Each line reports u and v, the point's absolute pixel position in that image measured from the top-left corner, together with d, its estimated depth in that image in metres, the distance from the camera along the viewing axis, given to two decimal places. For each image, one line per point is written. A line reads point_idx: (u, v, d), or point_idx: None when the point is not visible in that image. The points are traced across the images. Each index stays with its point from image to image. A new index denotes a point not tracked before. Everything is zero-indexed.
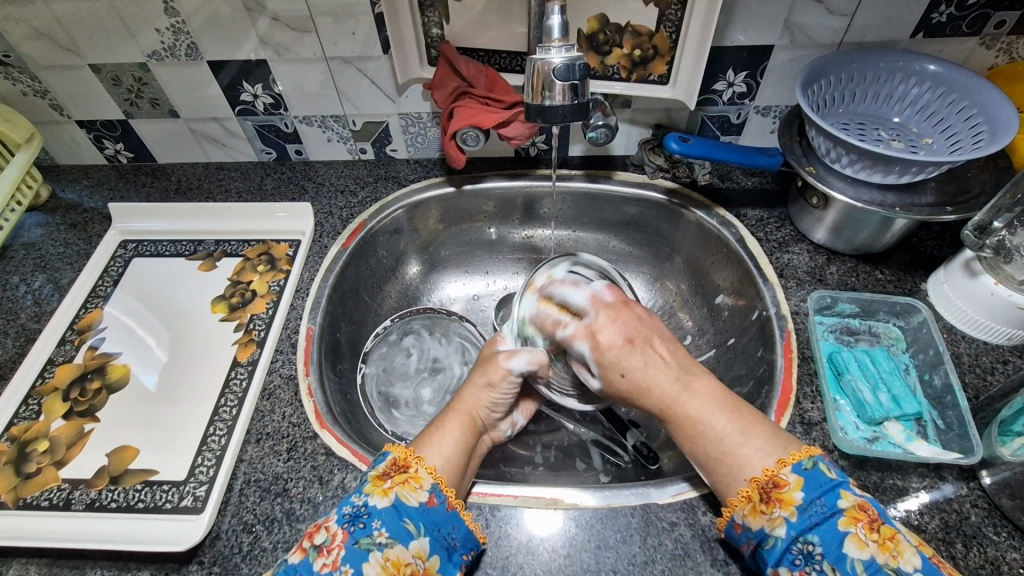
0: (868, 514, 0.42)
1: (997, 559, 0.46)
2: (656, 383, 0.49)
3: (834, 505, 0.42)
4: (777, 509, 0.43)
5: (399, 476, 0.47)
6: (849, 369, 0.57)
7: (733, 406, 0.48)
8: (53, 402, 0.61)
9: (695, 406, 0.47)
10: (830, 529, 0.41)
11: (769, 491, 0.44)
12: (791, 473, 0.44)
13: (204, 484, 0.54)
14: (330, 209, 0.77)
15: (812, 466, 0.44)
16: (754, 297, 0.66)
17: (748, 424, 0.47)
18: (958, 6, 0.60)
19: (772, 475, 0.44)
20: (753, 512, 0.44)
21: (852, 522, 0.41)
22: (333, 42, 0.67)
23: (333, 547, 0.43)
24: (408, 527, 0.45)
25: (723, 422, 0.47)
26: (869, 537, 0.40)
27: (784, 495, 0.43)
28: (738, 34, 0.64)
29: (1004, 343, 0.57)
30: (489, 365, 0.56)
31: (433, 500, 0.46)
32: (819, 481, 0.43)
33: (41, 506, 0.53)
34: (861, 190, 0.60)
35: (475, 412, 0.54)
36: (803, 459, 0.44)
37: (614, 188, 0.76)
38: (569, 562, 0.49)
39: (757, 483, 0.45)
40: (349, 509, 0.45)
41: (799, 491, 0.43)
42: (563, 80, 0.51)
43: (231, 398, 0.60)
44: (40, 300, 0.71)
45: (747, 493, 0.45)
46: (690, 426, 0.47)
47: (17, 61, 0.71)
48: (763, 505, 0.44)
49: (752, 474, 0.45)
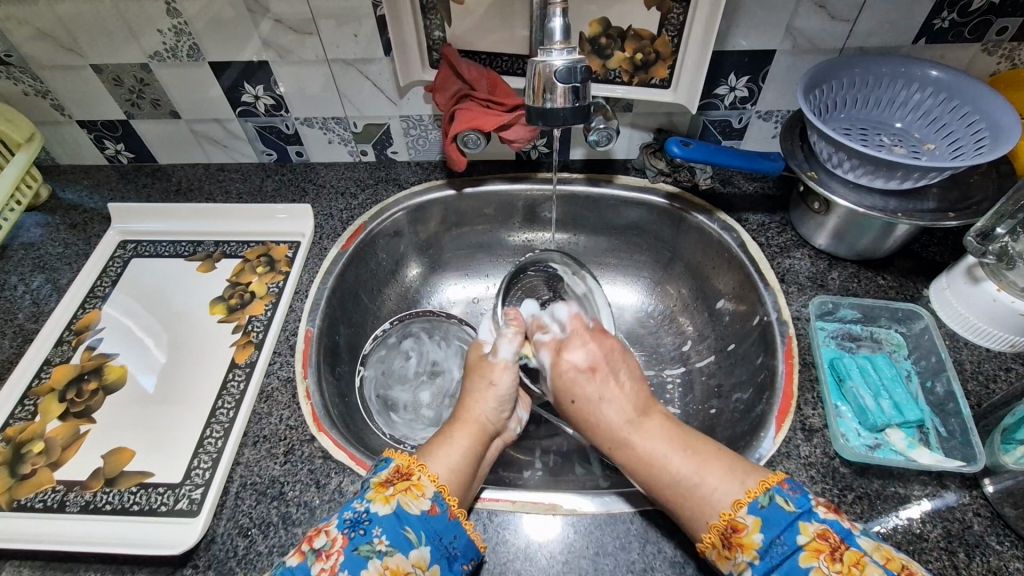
0: (830, 543, 0.41)
1: (1000, 569, 0.45)
2: (609, 415, 0.54)
3: (794, 542, 0.42)
4: (740, 554, 0.43)
5: (402, 484, 0.47)
6: (850, 375, 0.56)
7: (687, 443, 0.50)
8: (49, 403, 0.61)
9: (647, 447, 0.50)
10: (792, 568, 0.41)
11: (729, 536, 0.44)
12: (748, 515, 0.44)
13: (199, 487, 0.53)
14: (330, 211, 0.77)
15: (768, 503, 0.44)
16: (755, 302, 0.65)
17: (703, 461, 0.48)
18: (960, 13, 0.60)
19: (729, 520, 0.44)
20: (720, 557, 0.44)
21: (814, 555, 0.41)
22: (334, 44, 0.67)
23: (332, 552, 0.43)
24: (408, 535, 0.44)
25: (678, 461, 0.48)
26: (832, 568, 0.40)
27: (744, 540, 0.43)
28: (740, 39, 0.64)
29: (1006, 350, 0.57)
30: (485, 368, 0.58)
31: (435, 508, 0.46)
32: (778, 518, 0.43)
33: (35, 508, 0.53)
34: (862, 196, 0.60)
35: (484, 420, 0.54)
36: (758, 497, 0.44)
37: (615, 192, 0.76)
38: (567, 569, 0.48)
39: (717, 529, 0.44)
40: (350, 515, 0.45)
41: (757, 533, 0.43)
42: (563, 82, 0.51)
43: (228, 400, 0.59)
44: (38, 299, 0.71)
45: (709, 539, 0.44)
46: (642, 465, 0.50)
47: (19, 61, 0.71)
48: (727, 550, 0.44)
49: (711, 520, 0.45)
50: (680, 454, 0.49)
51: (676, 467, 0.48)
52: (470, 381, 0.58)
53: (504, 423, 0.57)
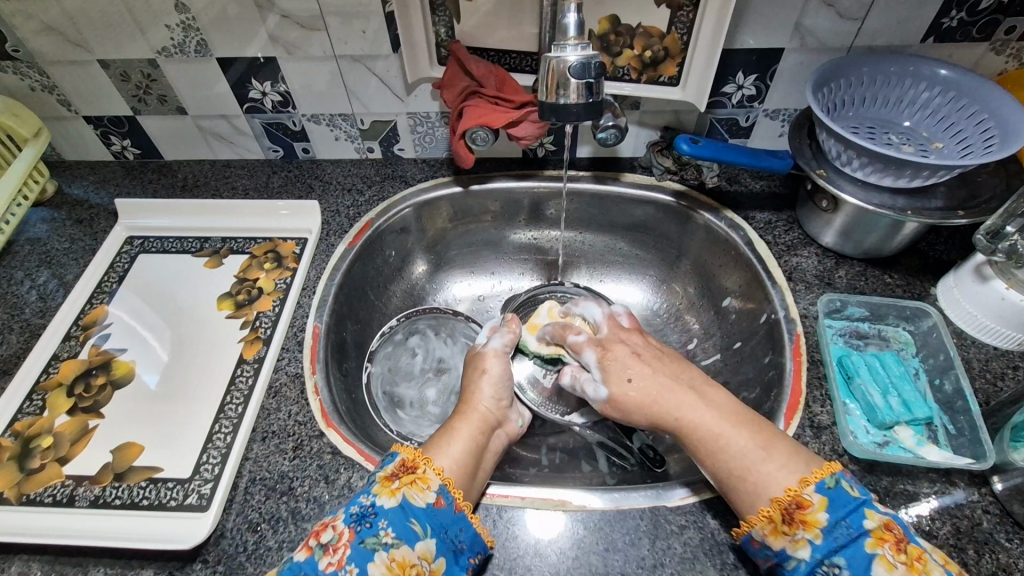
0: (894, 534, 0.41)
1: (1009, 565, 0.45)
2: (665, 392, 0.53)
3: (860, 526, 0.42)
4: (800, 531, 0.43)
5: (407, 477, 0.47)
6: (858, 373, 0.56)
7: (746, 420, 0.49)
8: (57, 398, 0.61)
9: (708, 418, 0.50)
10: (856, 552, 0.41)
11: (792, 512, 0.44)
12: (814, 493, 0.44)
13: (208, 482, 0.53)
14: (337, 207, 0.77)
15: (835, 485, 0.44)
16: (763, 300, 0.65)
17: (770, 440, 0.47)
18: (969, 12, 0.60)
19: (795, 496, 0.44)
20: (775, 532, 0.44)
21: (878, 543, 0.41)
22: (343, 40, 0.67)
23: (340, 546, 0.43)
24: (415, 528, 0.44)
25: (740, 438, 0.48)
26: (897, 559, 0.40)
27: (809, 517, 0.43)
28: (748, 37, 0.64)
29: (1014, 348, 0.57)
30: (481, 359, 0.61)
31: (441, 501, 0.46)
32: (843, 501, 0.43)
33: (44, 502, 0.53)
34: (871, 194, 0.60)
35: (484, 411, 0.56)
36: (825, 478, 0.44)
37: (621, 190, 0.76)
38: (577, 564, 0.48)
39: (778, 504, 0.44)
40: (357, 509, 0.45)
41: (823, 512, 0.43)
42: (577, 78, 0.51)
43: (237, 395, 0.59)
44: (45, 295, 0.70)
45: (767, 512, 0.44)
46: (710, 439, 0.49)
47: (26, 56, 0.71)
48: (786, 526, 0.44)
49: (773, 495, 0.45)
50: (738, 431, 0.48)
51: (738, 446, 0.47)
52: (466, 375, 0.60)
53: (506, 413, 0.58)
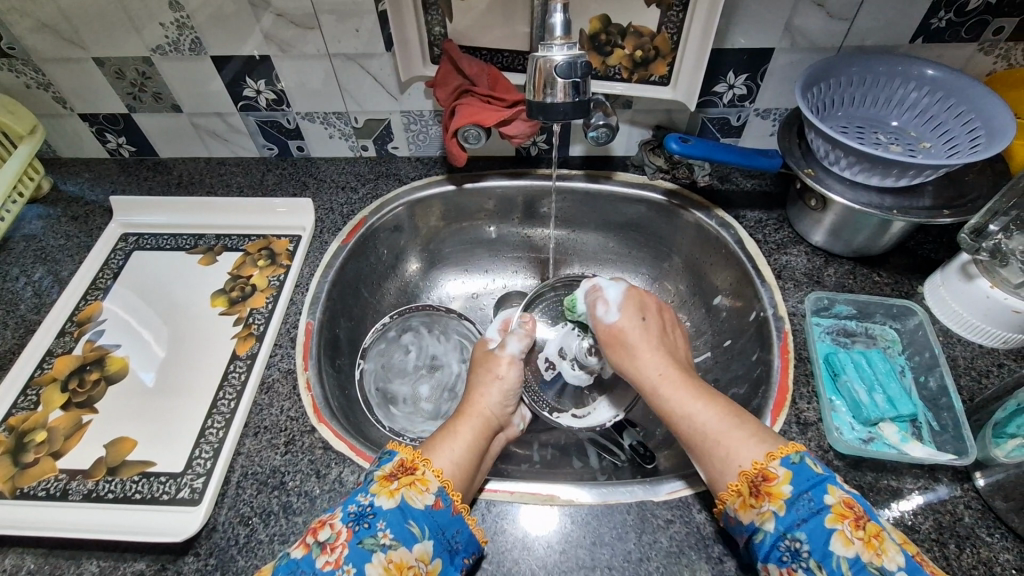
0: (855, 512, 0.41)
1: (990, 560, 0.46)
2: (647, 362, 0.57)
3: (822, 501, 0.42)
4: (766, 504, 0.43)
5: (406, 479, 0.47)
6: (845, 369, 0.57)
7: (711, 396, 0.52)
8: (51, 394, 0.61)
9: (674, 398, 0.53)
10: (816, 526, 0.41)
11: (758, 485, 0.44)
12: (780, 466, 0.44)
13: (201, 476, 0.54)
14: (331, 205, 0.77)
15: (799, 461, 0.44)
16: (752, 298, 0.66)
17: (727, 412, 0.50)
18: (957, 12, 0.60)
19: (760, 469, 0.45)
20: (744, 506, 0.44)
21: (839, 519, 0.41)
22: (336, 39, 0.67)
23: (337, 545, 0.43)
24: (413, 530, 0.45)
25: (701, 412, 0.50)
26: (856, 535, 0.40)
27: (773, 489, 0.44)
28: (739, 37, 0.65)
29: (999, 346, 0.58)
30: (492, 362, 0.61)
31: (439, 503, 0.46)
32: (807, 476, 0.43)
33: (38, 496, 0.53)
34: (858, 193, 0.61)
35: (487, 413, 0.57)
36: (790, 454, 0.45)
37: (614, 188, 0.76)
38: (564, 558, 0.49)
39: (746, 476, 0.45)
40: (354, 508, 0.45)
41: (788, 485, 0.43)
42: (563, 77, 0.51)
43: (230, 391, 0.60)
44: (40, 291, 0.71)
45: (737, 486, 0.45)
46: (676, 417, 0.52)
47: (21, 53, 0.71)
48: (753, 499, 0.44)
49: (742, 468, 0.46)
50: (704, 406, 0.51)
51: (703, 419, 0.50)
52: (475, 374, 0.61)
53: (509, 418, 0.59)
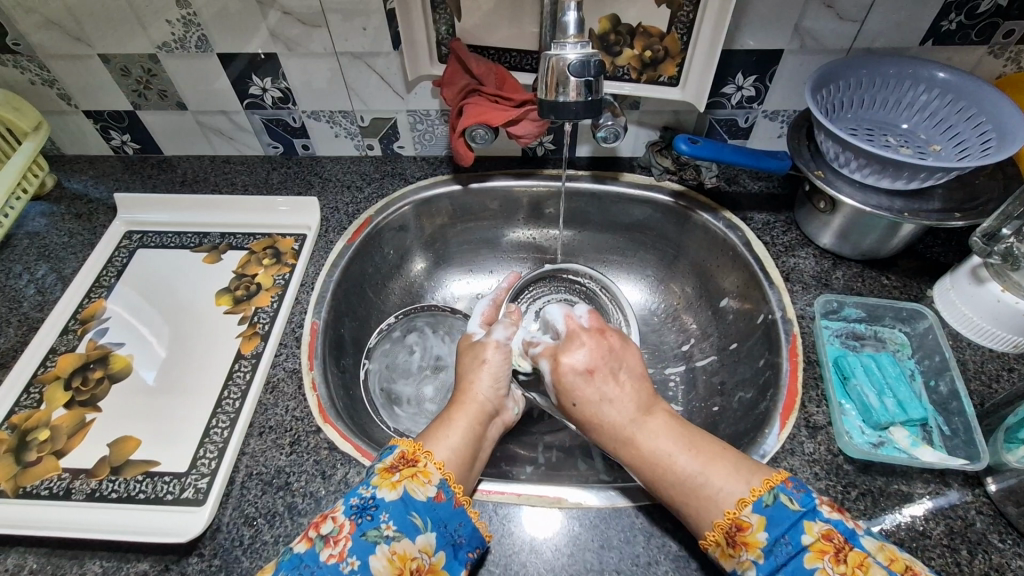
0: (834, 544, 0.41)
1: (1002, 566, 0.46)
2: (613, 417, 0.53)
3: (799, 542, 0.42)
4: (744, 553, 0.43)
5: (408, 470, 0.47)
6: (855, 373, 0.56)
7: (689, 439, 0.50)
8: (54, 391, 0.61)
9: (653, 447, 0.50)
10: (798, 567, 0.41)
11: (734, 534, 0.44)
12: (752, 513, 0.44)
13: (205, 476, 0.53)
14: (336, 204, 0.77)
15: (773, 501, 0.44)
16: (760, 300, 0.66)
17: (711, 459, 0.48)
18: (968, 14, 0.60)
19: (733, 518, 0.44)
20: (724, 555, 0.44)
21: (819, 556, 0.41)
22: (344, 37, 0.67)
23: (340, 538, 0.43)
24: (415, 522, 0.44)
25: (684, 461, 0.48)
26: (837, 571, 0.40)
27: (748, 539, 0.43)
28: (748, 39, 0.64)
29: (1009, 350, 0.57)
30: (478, 348, 0.61)
31: (441, 495, 0.46)
32: (783, 517, 0.43)
33: (40, 495, 0.53)
34: (869, 195, 0.60)
35: (482, 400, 0.56)
36: (763, 495, 0.44)
37: (620, 189, 0.76)
38: (572, 561, 0.48)
39: (720, 527, 0.44)
40: (356, 501, 0.45)
41: (762, 532, 0.43)
42: (576, 76, 0.51)
43: (234, 390, 0.59)
44: (43, 289, 0.70)
45: (714, 537, 0.45)
46: (652, 465, 0.49)
47: (27, 49, 0.71)
48: (731, 549, 0.44)
49: (715, 520, 0.45)
50: (682, 453, 0.48)
51: (680, 466, 0.48)
52: (463, 365, 0.60)
53: (503, 403, 0.58)
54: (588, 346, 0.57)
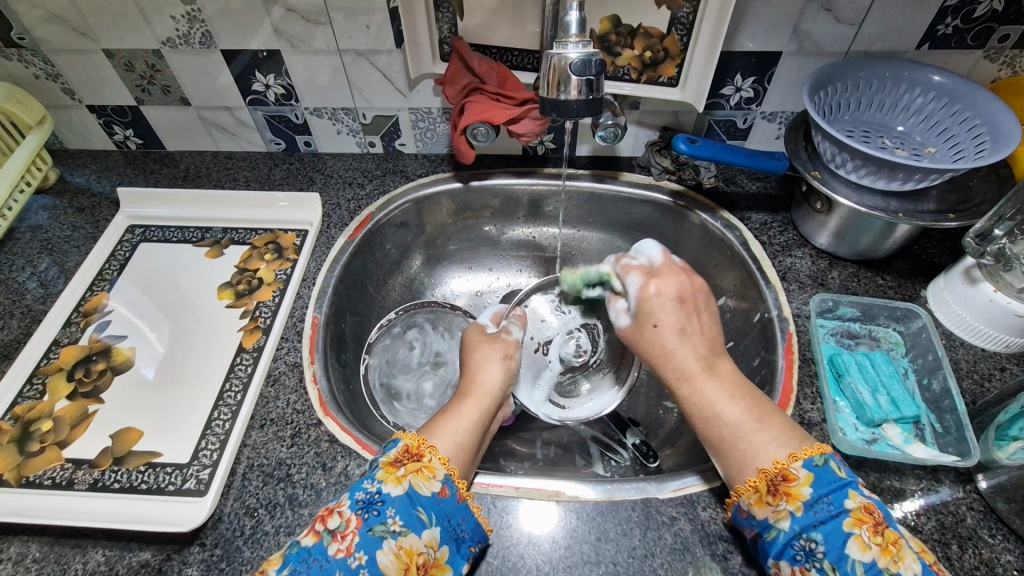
0: (874, 517, 0.41)
1: (991, 560, 0.46)
2: (681, 353, 0.53)
3: (841, 505, 0.42)
4: (783, 502, 0.44)
5: (413, 464, 0.47)
6: (849, 371, 0.58)
7: (746, 394, 0.50)
8: (57, 383, 0.61)
9: (713, 390, 0.51)
10: (834, 528, 0.41)
11: (777, 484, 0.45)
12: (802, 468, 0.44)
13: (207, 467, 0.54)
14: (337, 201, 0.77)
15: (823, 463, 0.44)
16: (756, 299, 0.66)
17: (764, 414, 0.49)
18: (963, 19, 0.61)
19: (782, 469, 0.45)
20: (760, 502, 0.45)
21: (857, 523, 0.41)
22: (347, 35, 0.68)
23: (347, 532, 0.43)
24: (421, 517, 0.45)
25: (735, 410, 0.49)
26: (873, 540, 0.40)
27: (792, 490, 0.44)
28: (747, 41, 0.65)
29: (1001, 350, 0.58)
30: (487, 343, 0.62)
31: (445, 490, 0.47)
32: (829, 479, 0.43)
33: (43, 485, 0.53)
34: (864, 196, 0.61)
35: (494, 393, 0.57)
36: (814, 455, 0.45)
37: (620, 188, 0.77)
38: (569, 553, 0.49)
39: (766, 475, 0.45)
40: (362, 496, 0.45)
41: (808, 487, 0.43)
42: (578, 75, 0.51)
43: (236, 383, 0.60)
44: (46, 282, 0.71)
45: (755, 483, 0.45)
46: (704, 408, 0.50)
47: (31, 44, 0.71)
48: (770, 497, 0.44)
49: (761, 466, 0.46)
50: (733, 403, 0.50)
51: (727, 416, 0.49)
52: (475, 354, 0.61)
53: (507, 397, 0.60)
54: (680, 281, 0.56)
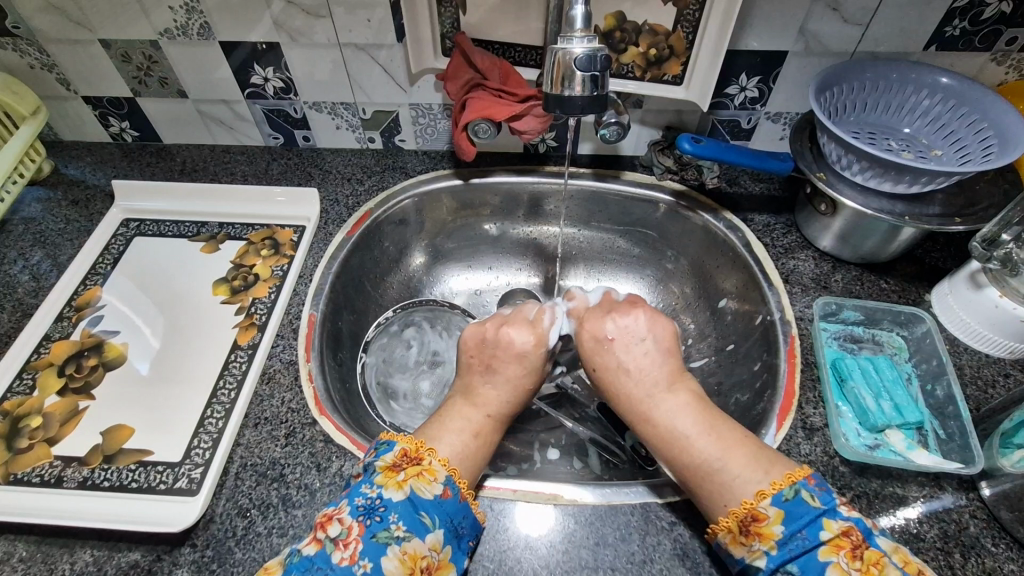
0: (852, 541, 0.41)
1: (995, 569, 0.46)
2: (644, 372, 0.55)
3: (816, 537, 0.41)
4: (756, 541, 0.43)
5: (413, 469, 0.46)
6: (852, 376, 0.57)
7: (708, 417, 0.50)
8: (47, 378, 0.60)
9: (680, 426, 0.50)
10: (811, 560, 0.41)
11: (747, 523, 0.44)
12: (771, 506, 0.44)
13: (199, 466, 0.53)
14: (336, 196, 0.77)
15: (793, 496, 0.43)
16: (759, 301, 0.66)
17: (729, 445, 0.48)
18: (971, 21, 0.60)
19: (750, 508, 0.44)
20: (734, 541, 0.44)
21: (834, 551, 0.40)
22: (347, 28, 0.67)
23: (350, 541, 0.42)
24: (424, 520, 0.44)
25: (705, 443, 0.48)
26: (853, 566, 0.40)
27: (764, 529, 0.43)
28: (752, 40, 0.64)
29: (1005, 356, 0.58)
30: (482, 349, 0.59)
31: (448, 491, 0.46)
32: (801, 512, 0.43)
33: (31, 483, 0.52)
34: (869, 198, 0.60)
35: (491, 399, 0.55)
36: (784, 488, 0.44)
37: (622, 188, 0.76)
38: (566, 558, 0.48)
39: (736, 515, 0.44)
40: (362, 501, 0.44)
41: (778, 525, 0.43)
42: (582, 71, 0.51)
43: (230, 380, 0.59)
44: (38, 275, 0.70)
45: (726, 523, 0.45)
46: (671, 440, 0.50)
47: (26, 33, 0.70)
48: (743, 536, 0.44)
49: (733, 506, 0.45)
50: (702, 429, 0.49)
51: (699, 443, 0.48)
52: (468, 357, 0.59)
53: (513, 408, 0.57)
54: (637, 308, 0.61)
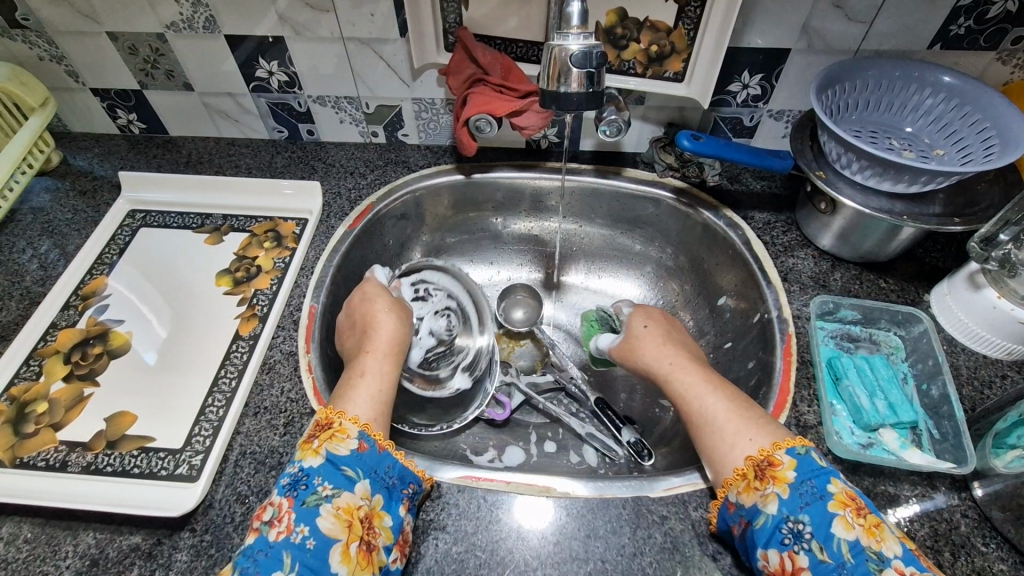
0: (857, 502, 0.42)
1: (985, 569, 0.46)
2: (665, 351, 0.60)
3: (824, 488, 0.43)
4: (770, 486, 0.44)
5: (324, 433, 0.47)
6: (847, 375, 0.57)
7: (721, 383, 0.54)
8: (54, 365, 0.61)
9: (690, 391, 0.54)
10: (819, 509, 0.42)
11: (764, 468, 0.45)
12: (785, 455, 0.45)
13: (199, 453, 0.54)
14: (338, 190, 0.77)
15: (805, 452, 0.45)
16: (757, 299, 0.66)
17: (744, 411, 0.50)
18: (976, 20, 0.60)
19: (767, 454, 0.46)
20: (748, 488, 0.45)
21: (841, 506, 0.42)
22: (351, 23, 0.67)
23: (283, 515, 0.43)
24: (348, 474, 0.45)
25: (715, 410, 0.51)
26: (857, 521, 0.41)
27: (778, 473, 0.44)
28: (755, 37, 0.64)
29: (1003, 357, 0.57)
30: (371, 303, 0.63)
31: (364, 445, 0.47)
32: (812, 466, 0.44)
33: (37, 466, 0.54)
34: (869, 198, 0.60)
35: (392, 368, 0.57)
36: (796, 445, 0.46)
37: (622, 185, 0.76)
38: (558, 549, 0.49)
39: (753, 461, 0.46)
40: (288, 479, 0.45)
41: (792, 471, 0.44)
42: (579, 67, 0.51)
43: (231, 370, 0.60)
44: (46, 265, 0.71)
45: (743, 470, 0.46)
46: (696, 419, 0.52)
47: (35, 25, 0.71)
48: (758, 482, 0.45)
49: (749, 454, 0.47)
50: (714, 395, 0.52)
51: (711, 407, 0.51)
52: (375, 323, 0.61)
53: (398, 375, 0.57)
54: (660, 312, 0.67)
